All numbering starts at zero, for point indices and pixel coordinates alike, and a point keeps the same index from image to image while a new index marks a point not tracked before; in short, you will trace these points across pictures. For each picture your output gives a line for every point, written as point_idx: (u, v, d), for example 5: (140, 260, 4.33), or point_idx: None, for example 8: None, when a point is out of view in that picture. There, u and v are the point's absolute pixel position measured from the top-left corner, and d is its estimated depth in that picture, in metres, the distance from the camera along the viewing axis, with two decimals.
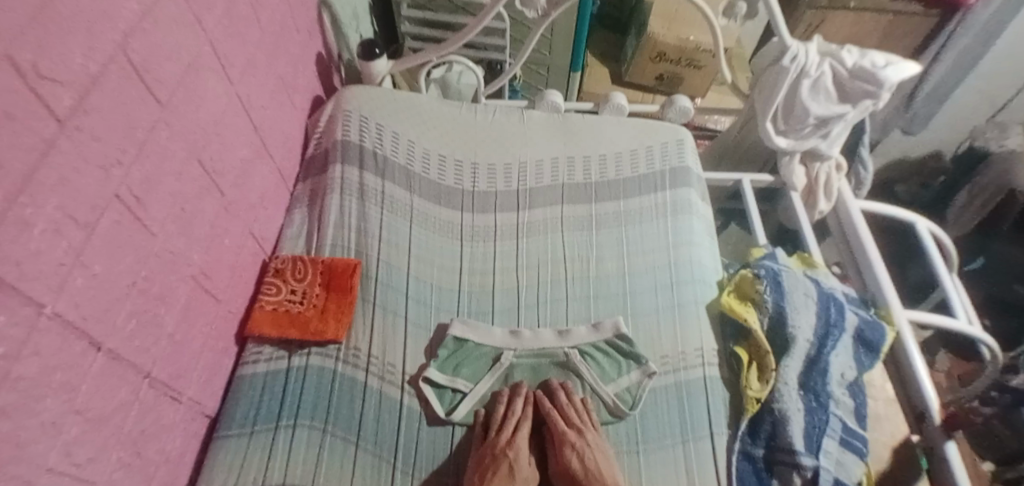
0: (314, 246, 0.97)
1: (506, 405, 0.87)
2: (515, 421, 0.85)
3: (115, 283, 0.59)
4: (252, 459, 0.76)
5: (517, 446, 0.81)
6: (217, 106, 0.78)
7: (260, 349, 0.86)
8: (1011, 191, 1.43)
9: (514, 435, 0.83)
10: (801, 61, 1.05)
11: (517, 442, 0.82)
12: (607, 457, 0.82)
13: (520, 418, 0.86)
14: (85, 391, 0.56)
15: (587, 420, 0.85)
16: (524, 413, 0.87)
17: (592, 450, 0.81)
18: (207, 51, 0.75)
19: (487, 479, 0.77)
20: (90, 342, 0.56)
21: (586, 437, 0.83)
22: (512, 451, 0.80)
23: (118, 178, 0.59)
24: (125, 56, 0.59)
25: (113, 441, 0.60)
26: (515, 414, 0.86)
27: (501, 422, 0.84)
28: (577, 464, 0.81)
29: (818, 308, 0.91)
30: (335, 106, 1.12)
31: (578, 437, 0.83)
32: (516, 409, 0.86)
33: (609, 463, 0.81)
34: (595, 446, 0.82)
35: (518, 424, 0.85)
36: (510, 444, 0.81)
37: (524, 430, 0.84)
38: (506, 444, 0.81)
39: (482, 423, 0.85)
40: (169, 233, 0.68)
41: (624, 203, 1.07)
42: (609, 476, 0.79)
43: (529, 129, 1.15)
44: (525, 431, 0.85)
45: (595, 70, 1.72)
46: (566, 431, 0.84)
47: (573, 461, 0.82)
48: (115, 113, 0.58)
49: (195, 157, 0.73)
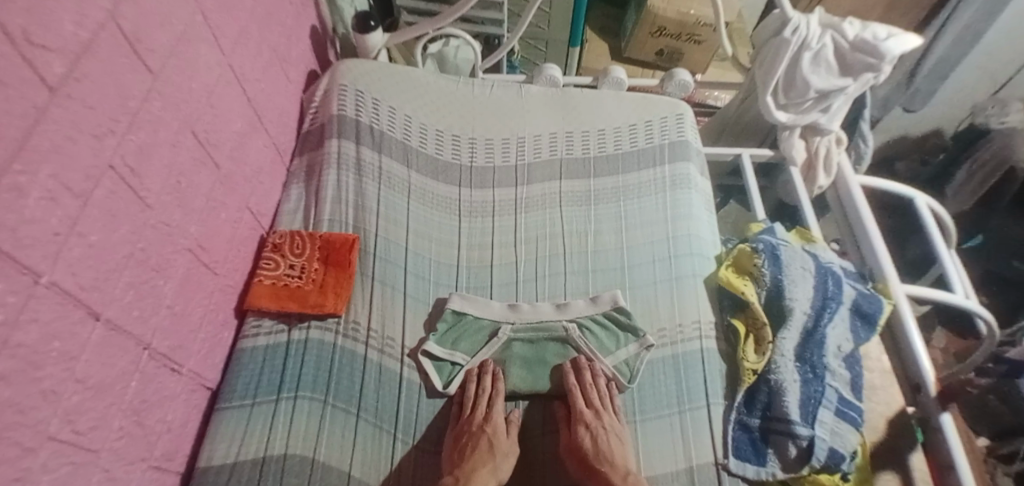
0: (312, 221, 0.97)
1: (476, 384, 0.86)
2: (488, 398, 0.84)
3: (112, 253, 0.59)
4: (254, 428, 0.77)
5: (495, 422, 0.81)
6: (210, 77, 0.77)
7: (259, 323, 0.86)
8: (1011, 167, 1.43)
9: (489, 411, 0.82)
10: (801, 34, 1.04)
11: (495, 418, 0.82)
12: (621, 440, 0.82)
13: (492, 394, 0.85)
14: (84, 360, 0.56)
15: (607, 405, 0.84)
16: (495, 388, 0.86)
17: (606, 430, 0.81)
18: (199, 20, 0.73)
19: (467, 454, 0.78)
20: (89, 311, 0.56)
21: (602, 418, 0.81)
22: (490, 427, 0.80)
23: (112, 147, 0.58)
24: (115, 22, 0.58)
25: (114, 410, 0.61)
26: (485, 391, 0.85)
27: (475, 400, 0.84)
28: (588, 442, 0.79)
29: (815, 281, 0.92)
30: (330, 80, 1.10)
31: (594, 417, 0.81)
32: (485, 388, 0.85)
33: (622, 446, 0.81)
34: (608, 427, 0.81)
35: (492, 399, 0.84)
36: (487, 418, 0.81)
37: (498, 405, 0.84)
38: (483, 420, 0.81)
39: (459, 402, 0.85)
40: (165, 204, 0.68)
41: (623, 178, 1.07)
42: (620, 458, 0.80)
43: (527, 104, 1.15)
44: (501, 406, 0.84)
45: (595, 45, 1.70)
46: (583, 411, 0.82)
47: (587, 441, 0.79)
48: (109, 81, 0.58)
49: (189, 128, 0.72)
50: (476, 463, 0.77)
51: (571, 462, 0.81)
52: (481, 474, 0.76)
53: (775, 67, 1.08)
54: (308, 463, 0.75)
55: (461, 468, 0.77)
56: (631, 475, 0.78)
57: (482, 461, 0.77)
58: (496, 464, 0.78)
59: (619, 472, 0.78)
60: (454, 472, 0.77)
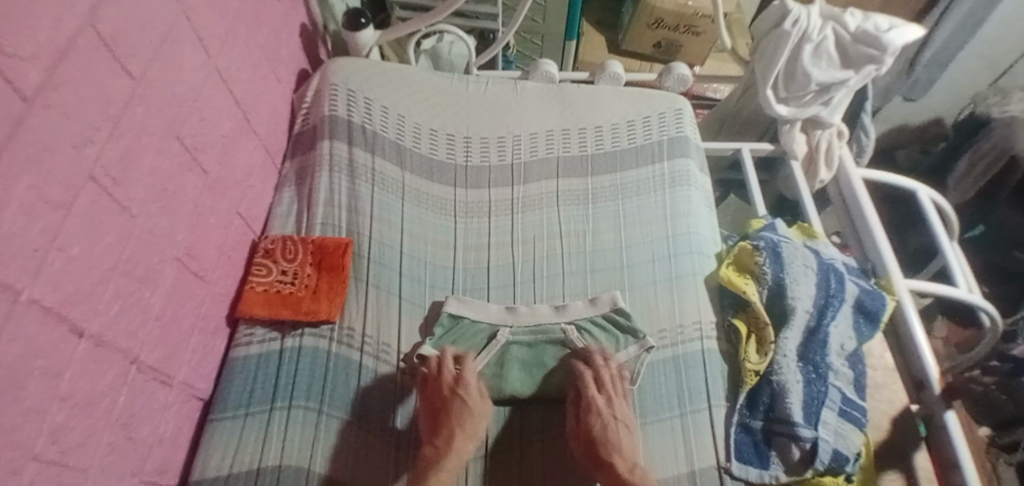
0: (305, 225, 0.95)
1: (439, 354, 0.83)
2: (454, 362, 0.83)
3: (95, 265, 0.57)
4: (248, 439, 0.76)
5: (466, 385, 0.80)
6: (195, 80, 0.75)
7: (252, 331, 0.85)
8: (1012, 157, 1.40)
9: (459, 373, 0.82)
10: (802, 25, 1.03)
11: (465, 379, 0.81)
12: (630, 432, 0.80)
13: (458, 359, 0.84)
14: (69, 377, 0.54)
15: (618, 389, 0.83)
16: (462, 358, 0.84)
17: (616, 419, 0.79)
18: (182, 22, 0.71)
19: (443, 422, 0.77)
20: (72, 328, 0.54)
21: (614, 407, 0.80)
22: (462, 391, 0.79)
23: (93, 158, 0.56)
24: (94, 27, 0.56)
25: (101, 426, 0.59)
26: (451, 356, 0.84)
27: (441, 364, 0.82)
28: (598, 428, 0.77)
29: (818, 279, 0.90)
30: (321, 79, 1.08)
31: (607, 404, 0.80)
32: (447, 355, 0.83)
33: (630, 436, 0.79)
34: (620, 419, 0.80)
35: (461, 365, 0.83)
36: (458, 382, 0.80)
37: (472, 368, 0.83)
38: (452, 382, 0.80)
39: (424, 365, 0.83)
40: (150, 213, 0.66)
41: (621, 176, 1.05)
42: (628, 451, 0.77)
43: (523, 100, 1.13)
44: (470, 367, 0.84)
45: (592, 38, 1.67)
46: (595, 396, 0.80)
47: (597, 428, 0.77)
48: (87, 89, 0.56)
49: (174, 133, 0.70)
50: (453, 428, 0.76)
51: (581, 452, 0.77)
52: (460, 441, 0.75)
53: (775, 60, 1.06)
54: (303, 473, 0.73)
55: (439, 435, 0.76)
56: (636, 467, 0.75)
57: (460, 425, 0.76)
58: (473, 427, 0.77)
59: (627, 463, 0.75)
60: (433, 441, 0.76)
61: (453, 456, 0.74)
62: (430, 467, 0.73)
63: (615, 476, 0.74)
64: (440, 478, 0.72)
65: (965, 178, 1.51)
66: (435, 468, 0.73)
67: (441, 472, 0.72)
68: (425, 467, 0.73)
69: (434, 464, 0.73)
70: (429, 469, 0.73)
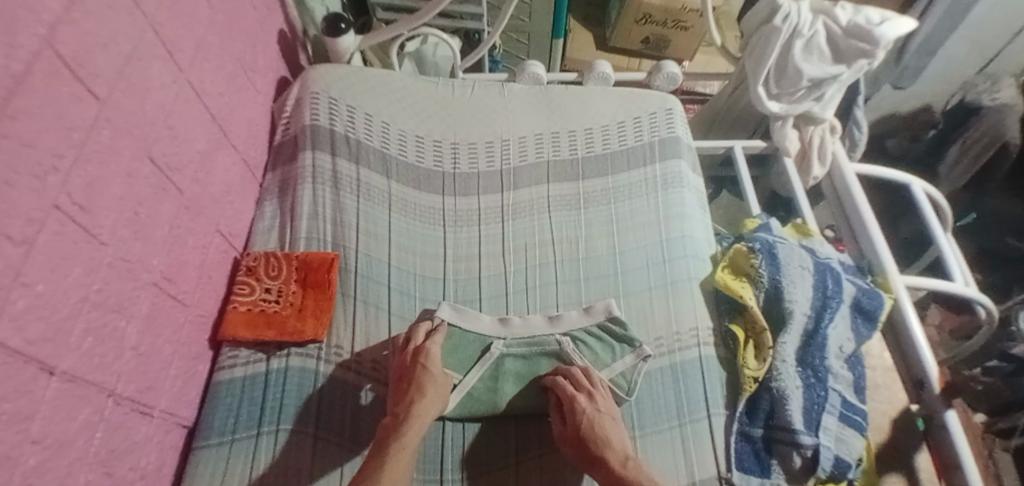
0: (288, 241, 0.92)
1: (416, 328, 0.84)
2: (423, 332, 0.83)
3: (64, 300, 0.54)
4: (234, 467, 0.73)
5: (429, 352, 0.79)
6: (166, 95, 0.72)
7: (236, 353, 0.82)
8: (1005, 143, 1.42)
9: (422, 342, 0.81)
10: (793, 20, 1.00)
11: (427, 347, 0.80)
12: (615, 421, 0.78)
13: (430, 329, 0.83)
14: (41, 418, 0.52)
15: (595, 384, 0.81)
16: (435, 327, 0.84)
17: (600, 412, 0.77)
18: (149, 36, 0.68)
19: (405, 390, 0.76)
20: (41, 366, 0.52)
21: (597, 401, 0.78)
22: (422, 358, 0.78)
23: (57, 187, 0.53)
24: (53, 49, 0.53)
25: (78, 465, 0.57)
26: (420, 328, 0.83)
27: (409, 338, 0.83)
28: (586, 425, 0.75)
29: (814, 279, 0.89)
30: (301, 88, 1.05)
31: (590, 403, 0.77)
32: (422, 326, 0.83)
33: (614, 425, 0.77)
34: (604, 411, 0.77)
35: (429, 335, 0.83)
36: (420, 350, 0.80)
37: (438, 337, 0.82)
38: (415, 352, 0.80)
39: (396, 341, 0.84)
40: (121, 239, 0.63)
41: (613, 180, 1.03)
42: (618, 441, 0.75)
43: (510, 103, 1.10)
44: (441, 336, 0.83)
45: (579, 36, 1.64)
46: (576, 394, 0.78)
47: (585, 425, 0.75)
48: (48, 115, 0.52)
49: (146, 153, 0.67)
50: (413, 396, 0.74)
51: (569, 449, 0.76)
52: (420, 406, 0.73)
53: (765, 57, 1.04)
54: None
55: (400, 404, 0.74)
56: (629, 459, 0.73)
57: (419, 392, 0.75)
58: (435, 393, 0.76)
59: (619, 454, 0.73)
60: (395, 410, 0.74)
61: (412, 420, 0.72)
62: (392, 433, 0.71)
63: (611, 473, 0.72)
64: (401, 441, 0.70)
65: (957, 165, 1.48)
66: (397, 433, 0.71)
67: (403, 436, 0.70)
68: (387, 434, 0.71)
69: (395, 429, 0.71)
70: (390, 435, 0.71)
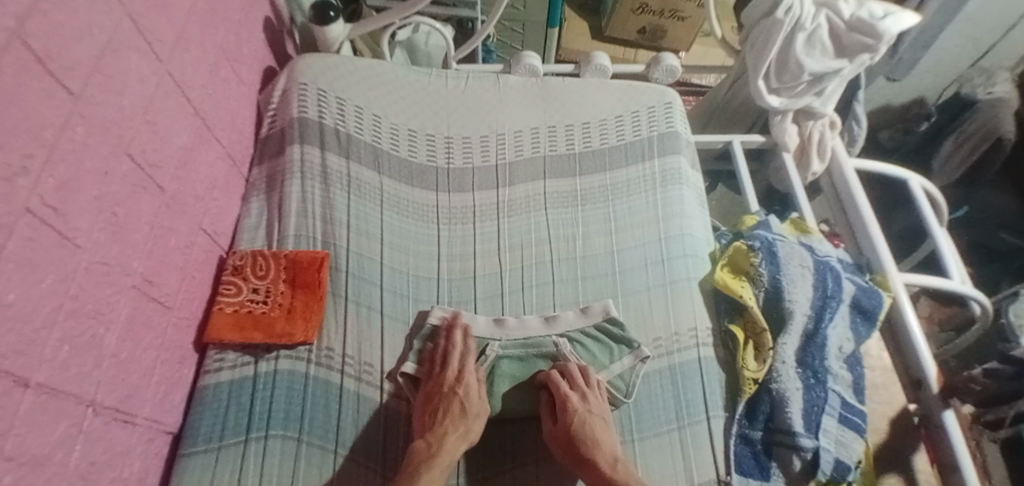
0: (276, 239, 0.89)
1: (446, 340, 0.82)
2: (457, 355, 0.80)
3: (37, 308, 0.51)
4: (221, 475, 0.70)
5: (467, 383, 0.78)
6: (144, 88, 0.68)
7: (222, 356, 0.80)
8: (999, 139, 1.37)
9: (461, 370, 0.79)
10: (795, 13, 0.97)
11: (467, 379, 0.78)
12: (606, 423, 0.76)
13: (462, 352, 0.81)
14: (16, 434, 0.48)
15: (586, 387, 0.79)
16: (465, 345, 0.82)
17: (592, 413, 0.76)
18: (127, 26, 0.65)
19: (439, 418, 0.74)
20: (15, 380, 0.48)
21: (588, 401, 0.77)
22: (462, 389, 0.77)
23: (27, 189, 0.50)
24: (23, 41, 0.49)
25: (56, 480, 0.54)
26: (455, 348, 0.81)
27: (446, 358, 0.80)
28: (577, 423, 0.74)
29: (815, 279, 0.87)
30: (288, 79, 1.01)
31: (581, 401, 0.76)
32: (455, 344, 0.81)
33: (605, 427, 0.76)
34: (594, 411, 0.76)
35: (463, 360, 0.81)
36: (460, 379, 0.78)
37: (471, 364, 0.80)
38: (455, 381, 0.78)
39: (430, 358, 0.81)
40: (97, 242, 0.60)
41: (611, 176, 1.01)
42: (606, 442, 0.74)
43: (505, 96, 1.07)
44: (473, 364, 0.81)
45: (576, 25, 1.61)
46: (568, 393, 0.77)
47: (574, 424, 0.74)
48: (17, 112, 0.49)
49: (124, 150, 0.64)
50: (447, 427, 0.73)
51: (558, 450, 0.74)
52: (452, 439, 0.72)
53: (765, 50, 1.01)
54: None
55: (433, 431, 0.73)
56: (619, 462, 0.72)
57: (453, 424, 0.73)
58: (470, 424, 0.74)
59: (608, 458, 0.72)
60: (426, 436, 0.73)
61: (445, 452, 0.70)
62: (422, 463, 0.69)
63: (598, 473, 0.70)
64: (432, 476, 0.68)
65: (953, 158, 1.43)
66: (427, 464, 0.69)
67: (433, 467, 0.69)
68: (416, 462, 0.70)
69: (426, 462, 0.69)
70: (421, 464, 0.69)
